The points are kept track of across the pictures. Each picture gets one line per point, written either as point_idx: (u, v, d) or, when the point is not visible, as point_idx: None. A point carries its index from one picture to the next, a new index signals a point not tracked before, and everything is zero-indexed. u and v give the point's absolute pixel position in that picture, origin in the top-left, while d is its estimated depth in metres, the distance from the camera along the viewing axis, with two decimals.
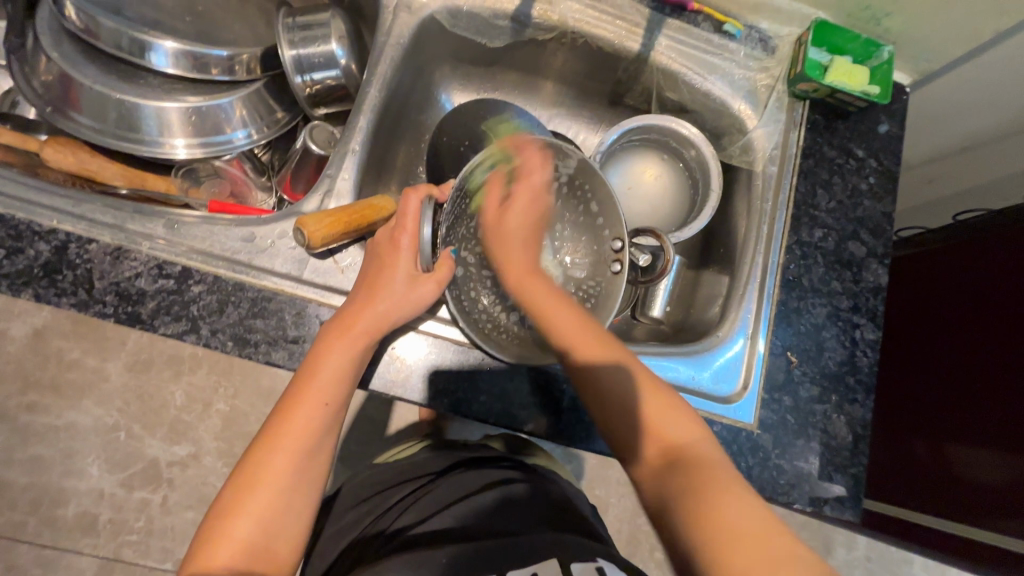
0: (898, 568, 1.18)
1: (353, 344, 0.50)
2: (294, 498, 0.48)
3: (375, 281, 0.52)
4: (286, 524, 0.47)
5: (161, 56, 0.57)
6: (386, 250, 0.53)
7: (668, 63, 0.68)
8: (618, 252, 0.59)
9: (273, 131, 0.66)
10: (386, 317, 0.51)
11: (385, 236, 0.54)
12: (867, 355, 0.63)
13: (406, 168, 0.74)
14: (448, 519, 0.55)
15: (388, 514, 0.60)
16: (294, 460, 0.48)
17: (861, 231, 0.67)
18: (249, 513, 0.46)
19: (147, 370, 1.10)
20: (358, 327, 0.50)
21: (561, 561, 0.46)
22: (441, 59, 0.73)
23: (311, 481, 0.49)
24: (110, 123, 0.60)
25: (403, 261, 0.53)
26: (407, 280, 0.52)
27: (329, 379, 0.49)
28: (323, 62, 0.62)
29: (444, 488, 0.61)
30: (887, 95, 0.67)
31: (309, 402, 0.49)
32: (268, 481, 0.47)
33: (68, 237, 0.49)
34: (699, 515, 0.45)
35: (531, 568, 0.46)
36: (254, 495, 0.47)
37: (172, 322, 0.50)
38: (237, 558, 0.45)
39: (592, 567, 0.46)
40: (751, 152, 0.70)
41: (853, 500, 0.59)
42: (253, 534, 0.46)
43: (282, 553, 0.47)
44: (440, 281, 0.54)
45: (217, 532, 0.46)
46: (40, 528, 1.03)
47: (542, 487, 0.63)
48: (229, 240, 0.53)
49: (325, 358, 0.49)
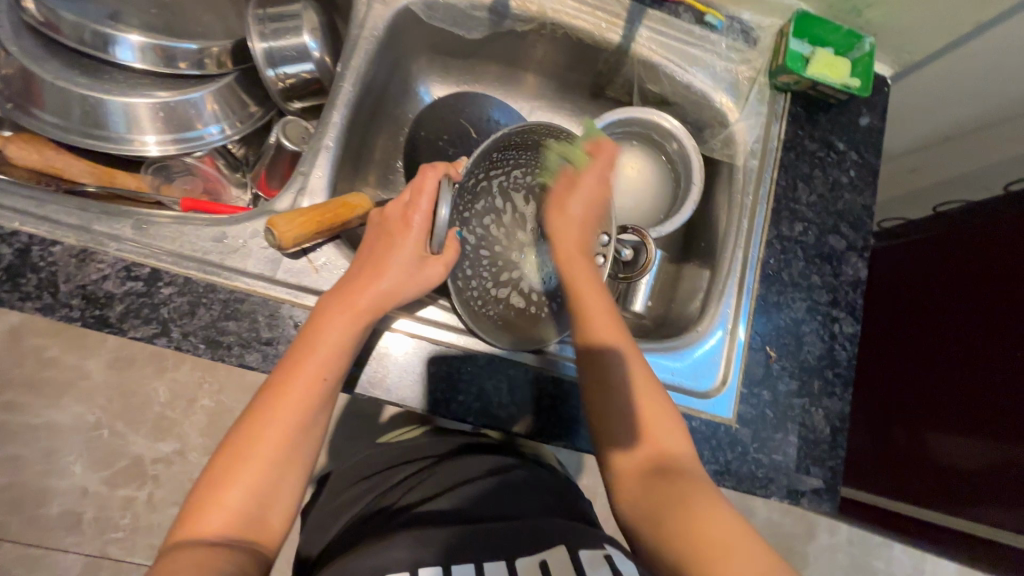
0: (879, 551, 1.21)
1: (357, 318, 0.49)
2: (287, 473, 0.47)
3: (380, 258, 0.51)
4: (279, 498, 0.46)
5: (126, 50, 0.58)
6: (398, 227, 0.52)
7: (649, 55, 0.68)
8: (604, 247, 0.57)
9: (246, 126, 0.65)
10: (390, 293, 0.50)
11: (396, 211, 0.53)
12: (845, 349, 0.64)
13: (384, 162, 0.73)
14: (451, 499, 0.54)
15: (390, 493, 0.59)
16: (291, 434, 0.47)
17: (841, 225, 0.67)
18: (243, 481, 0.45)
19: (129, 367, 1.08)
20: (360, 303, 0.49)
21: (570, 549, 0.47)
22: (418, 51, 0.71)
23: (304, 457, 0.48)
24: (74, 120, 0.58)
25: (412, 240, 0.51)
26: (416, 258, 0.51)
27: (328, 353, 0.48)
28: (295, 54, 0.60)
29: (446, 472, 0.60)
30: (866, 87, 0.66)
31: (308, 375, 0.47)
32: (261, 454, 0.46)
33: (31, 239, 0.48)
34: (683, 527, 0.45)
35: (541, 555, 0.46)
36: (244, 467, 0.45)
37: (142, 325, 0.49)
38: (227, 528, 0.44)
39: (601, 554, 0.46)
40: (732, 146, 0.69)
41: (830, 492, 0.60)
42: (245, 506, 0.45)
43: (274, 524, 0.46)
44: (447, 264, 0.53)
45: (207, 502, 0.44)
46: (23, 527, 1.02)
47: (545, 478, 0.62)
48: (200, 241, 0.52)
49: (326, 329, 0.48)
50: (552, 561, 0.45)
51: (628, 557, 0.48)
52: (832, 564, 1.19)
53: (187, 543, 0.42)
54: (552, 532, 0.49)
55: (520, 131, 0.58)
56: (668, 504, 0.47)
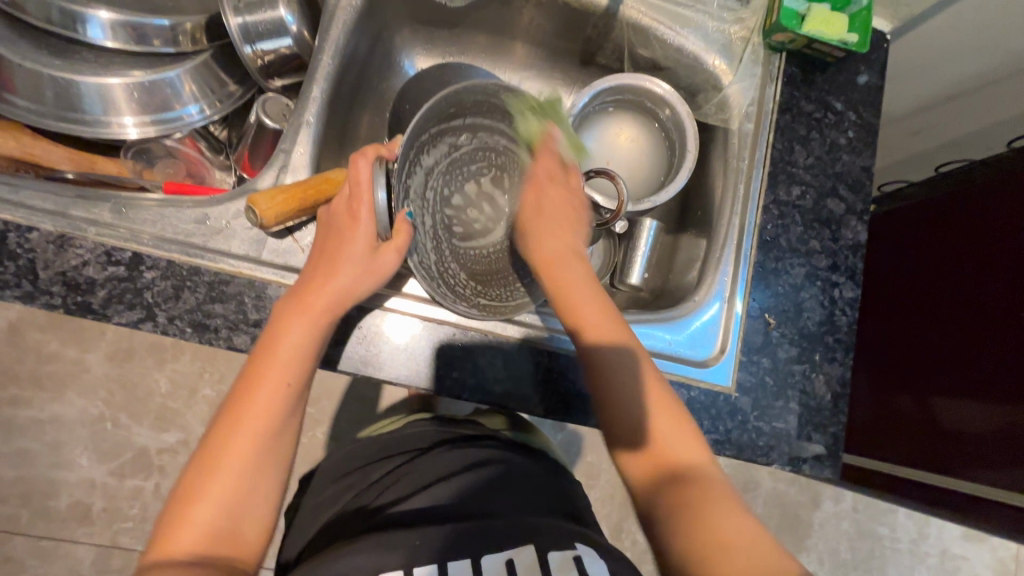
0: (883, 517, 1.21)
1: (313, 320, 0.48)
2: (260, 483, 0.46)
3: (331, 253, 0.50)
4: (256, 507, 0.45)
5: (96, 28, 0.53)
6: (346, 223, 0.51)
7: (638, 18, 0.65)
8: (576, 198, 0.57)
9: (226, 105, 0.64)
10: (348, 290, 0.49)
11: (343, 206, 0.51)
12: (845, 314, 0.63)
13: (370, 138, 0.71)
14: (434, 496, 0.53)
15: (372, 488, 0.58)
16: (259, 444, 0.46)
17: (840, 187, 0.65)
18: (210, 500, 0.44)
19: (129, 359, 1.08)
20: (318, 303, 0.48)
21: (542, 550, 0.46)
22: (400, 22, 0.69)
23: (277, 464, 0.47)
24: (49, 103, 0.56)
25: (361, 233, 0.50)
26: (367, 252, 0.50)
27: (289, 358, 0.47)
28: (273, 29, 0.58)
29: (429, 463, 0.59)
30: (864, 43, 0.64)
31: (270, 382, 0.46)
32: (230, 467, 0.44)
33: (7, 226, 0.47)
34: (693, 528, 0.44)
35: (507, 554, 0.45)
36: (213, 483, 0.44)
37: (126, 311, 0.48)
38: (198, 544, 0.43)
39: (570, 556, 0.45)
40: (727, 110, 0.67)
41: (832, 457, 0.59)
42: (217, 522, 0.44)
43: (251, 536, 0.45)
44: (401, 248, 0.50)
45: (177, 518, 0.43)
46: (34, 520, 1.03)
47: (531, 467, 0.61)
48: (182, 223, 0.51)
49: (285, 333, 0.47)
50: (518, 560, 0.45)
51: (599, 556, 0.46)
52: (837, 532, 1.20)
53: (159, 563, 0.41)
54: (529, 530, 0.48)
55: (459, 91, 0.54)
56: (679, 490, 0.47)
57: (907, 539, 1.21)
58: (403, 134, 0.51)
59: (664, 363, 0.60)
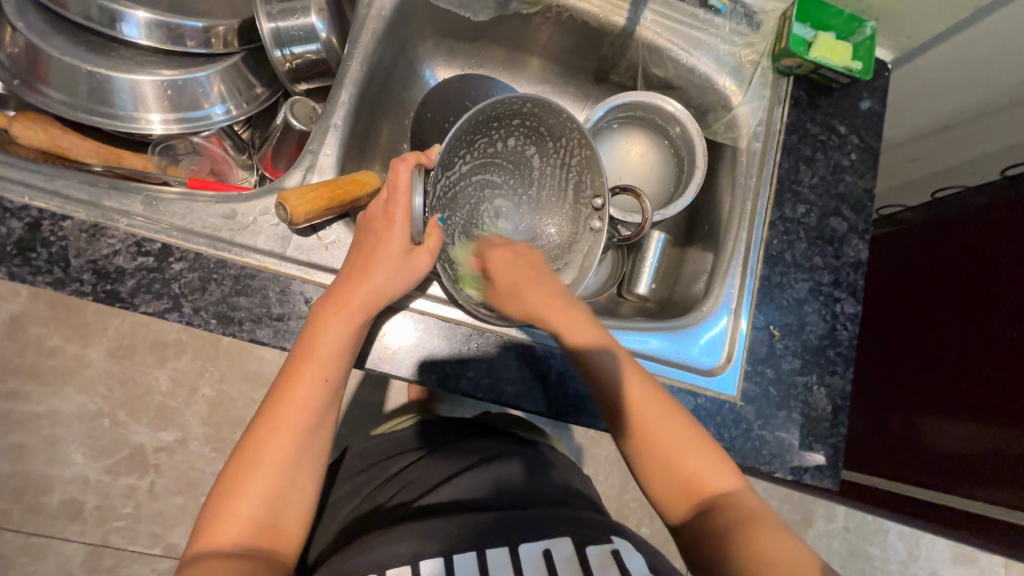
0: (874, 537, 1.22)
1: (350, 318, 0.49)
2: (298, 476, 0.47)
3: (367, 255, 0.51)
4: (296, 496, 0.47)
5: (133, 27, 0.55)
6: (382, 225, 0.52)
7: (654, 39, 0.68)
8: (599, 209, 0.59)
9: (252, 107, 0.65)
10: (383, 291, 0.50)
11: (379, 211, 0.53)
12: (847, 328, 0.65)
13: (389, 145, 0.73)
14: (450, 491, 0.54)
15: (385, 486, 0.59)
16: (298, 438, 0.47)
17: (843, 207, 0.68)
18: (253, 490, 0.45)
19: (130, 356, 1.08)
20: (354, 302, 0.49)
21: (577, 542, 0.46)
22: (424, 34, 0.72)
23: (313, 458, 0.48)
24: (81, 97, 0.58)
25: (396, 236, 0.51)
26: (403, 253, 0.51)
27: (326, 355, 0.48)
28: (303, 35, 0.60)
29: (440, 462, 0.60)
30: (868, 70, 0.67)
31: (309, 378, 0.48)
32: (270, 460, 0.46)
33: (41, 214, 0.48)
34: (744, 550, 0.45)
35: (546, 544, 0.46)
36: (255, 474, 0.45)
37: (153, 300, 0.49)
38: (242, 534, 0.44)
39: (609, 551, 0.46)
40: (736, 129, 0.70)
41: (832, 468, 0.61)
42: (260, 511, 0.45)
43: (291, 528, 0.46)
44: (432, 251, 0.52)
45: (221, 510, 0.44)
46: (24, 516, 1.02)
47: (537, 459, 0.63)
48: (210, 218, 0.52)
49: (322, 331, 0.48)
50: (556, 550, 0.45)
51: (636, 551, 0.48)
52: (829, 550, 1.21)
53: (204, 554, 0.42)
54: (556, 521, 0.49)
55: (491, 103, 0.56)
56: (727, 533, 0.47)
57: (897, 560, 1.22)
58: (443, 142, 0.55)
59: (672, 370, 0.61)
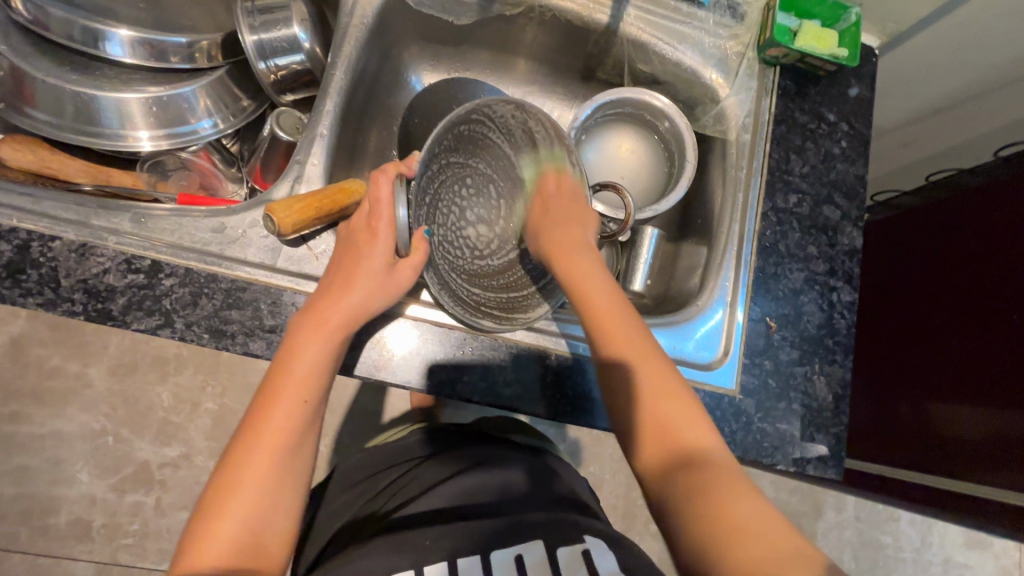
0: (886, 526, 1.21)
1: (329, 336, 0.49)
2: (281, 497, 0.46)
3: (350, 268, 0.51)
4: (277, 516, 0.46)
5: (116, 46, 0.56)
6: (364, 237, 0.52)
7: (637, 34, 0.68)
8: None
9: (239, 119, 0.65)
10: (362, 306, 0.50)
11: (360, 223, 0.53)
12: (844, 317, 0.64)
13: (378, 153, 0.73)
14: (438, 500, 0.54)
15: (380, 495, 0.59)
16: (279, 459, 0.46)
17: (836, 195, 0.68)
18: (236, 512, 0.45)
19: (131, 373, 1.08)
20: (332, 318, 0.49)
21: (549, 546, 0.46)
22: (408, 39, 0.72)
23: (297, 475, 0.48)
24: (67, 117, 0.58)
25: (381, 248, 0.51)
26: (386, 267, 0.51)
27: (306, 374, 0.48)
28: (287, 45, 0.60)
29: (434, 470, 0.60)
30: (855, 57, 0.67)
31: (287, 398, 0.47)
32: (250, 481, 0.45)
33: (30, 236, 0.48)
34: (712, 504, 0.44)
35: (517, 549, 0.46)
36: (237, 496, 0.45)
37: (145, 317, 0.49)
38: (223, 555, 0.43)
39: (579, 550, 0.45)
40: (724, 122, 0.70)
41: (835, 458, 0.60)
42: (243, 532, 0.44)
43: (277, 545, 0.46)
44: (416, 266, 0.52)
45: (202, 529, 0.44)
46: (32, 537, 1.02)
47: (535, 465, 0.63)
48: (199, 232, 0.52)
49: (301, 349, 0.48)
50: (527, 555, 0.45)
51: (608, 548, 0.46)
52: (840, 541, 1.20)
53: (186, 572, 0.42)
54: (538, 525, 0.49)
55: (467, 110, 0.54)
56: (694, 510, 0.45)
57: (910, 548, 1.21)
58: (421, 151, 0.54)
59: None
